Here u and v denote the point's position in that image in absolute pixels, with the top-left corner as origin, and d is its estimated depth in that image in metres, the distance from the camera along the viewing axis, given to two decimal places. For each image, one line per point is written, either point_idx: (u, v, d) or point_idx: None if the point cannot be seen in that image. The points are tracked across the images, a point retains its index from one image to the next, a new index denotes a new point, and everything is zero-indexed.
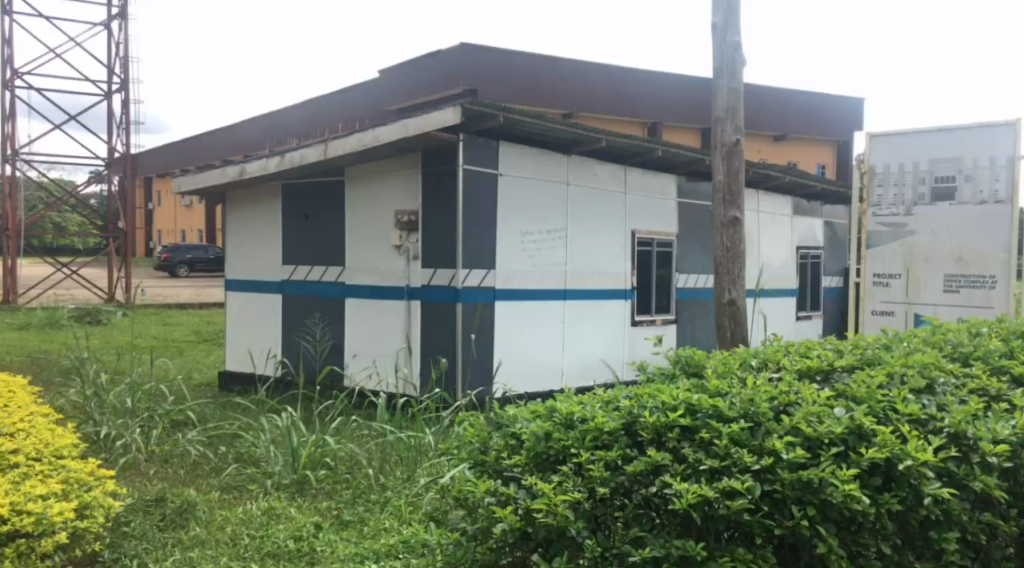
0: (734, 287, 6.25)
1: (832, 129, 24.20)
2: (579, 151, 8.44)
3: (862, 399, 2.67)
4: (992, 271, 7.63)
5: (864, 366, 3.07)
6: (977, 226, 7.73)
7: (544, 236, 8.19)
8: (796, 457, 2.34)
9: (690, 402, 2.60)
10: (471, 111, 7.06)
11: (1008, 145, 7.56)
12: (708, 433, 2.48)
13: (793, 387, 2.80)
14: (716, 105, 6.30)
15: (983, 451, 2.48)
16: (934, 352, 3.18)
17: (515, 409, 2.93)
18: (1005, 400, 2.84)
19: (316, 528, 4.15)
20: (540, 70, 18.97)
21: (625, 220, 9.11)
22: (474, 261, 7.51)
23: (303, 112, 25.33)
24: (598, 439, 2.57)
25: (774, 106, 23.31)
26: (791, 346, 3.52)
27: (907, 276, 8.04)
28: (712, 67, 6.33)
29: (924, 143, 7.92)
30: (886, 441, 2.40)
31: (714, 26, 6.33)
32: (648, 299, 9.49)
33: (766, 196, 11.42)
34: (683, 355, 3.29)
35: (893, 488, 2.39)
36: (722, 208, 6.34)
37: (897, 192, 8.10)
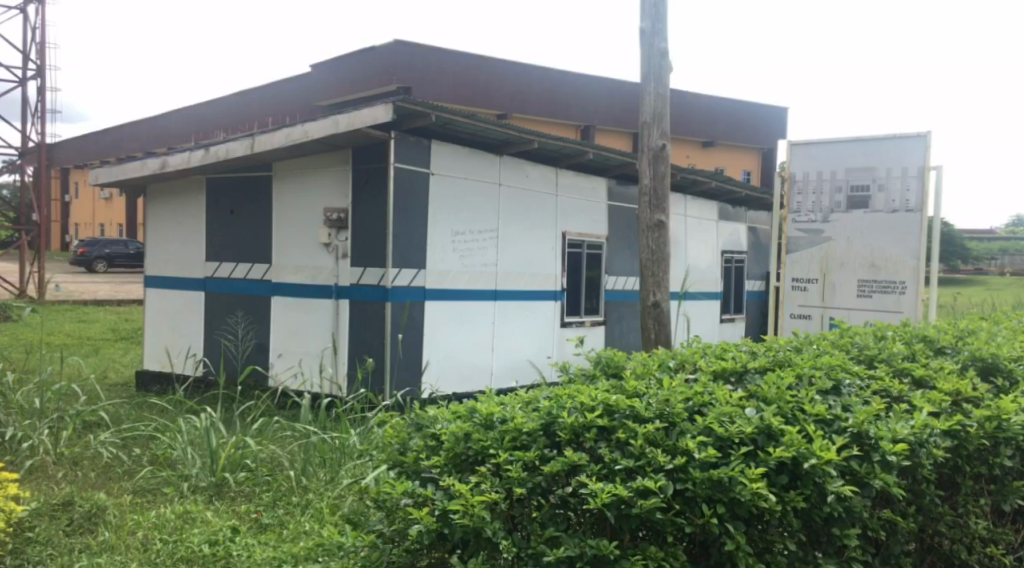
0: (658, 290, 6.37)
1: (756, 138, 24.91)
2: (512, 153, 8.47)
3: (772, 400, 2.77)
4: (902, 277, 7.96)
5: (775, 368, 3.17)
6: (889, 233, 8.06)
7: (475, 237, 8.19)
8: (707, 456, 2.41)
9: (608, 402, 2.67)
10: (403, 109, 7.01)
11: (919, 155, 7.88)
12: (625, 433, 2.54)
13: (708, 388, 2.88)
14: (644, 110, 6.41)
15: (883, 450, 2.56)
16: (841, 354, 3.30)
17: (435, 410, 2.92)
18: (909, 400, 2.95)
19: (234, 531, 4.06)
20: (474, 70, 18.95)
21: (555, 222, 9.18)
22: (403, 260, 7.45)
23: (230, 104, 24.74)
24: (517, 439, 2.59)
25: (704, 111, 23.75)
26: (708, 347, 3.60)
27: (823, 281, 8.37)
28: (640, 72, 6.43)
29: (841, 152, 8.29)
30: (793, 440, 2.49)
31: (641, 32, 6.43)
32: (577, 300, 9.60)
33: (693, 201, 11.67)
34: (604, 357, 3.32)
35: (798, 486, 2.47)
36: (647, 211, 6.43)
37: (815, 199, 8.46)
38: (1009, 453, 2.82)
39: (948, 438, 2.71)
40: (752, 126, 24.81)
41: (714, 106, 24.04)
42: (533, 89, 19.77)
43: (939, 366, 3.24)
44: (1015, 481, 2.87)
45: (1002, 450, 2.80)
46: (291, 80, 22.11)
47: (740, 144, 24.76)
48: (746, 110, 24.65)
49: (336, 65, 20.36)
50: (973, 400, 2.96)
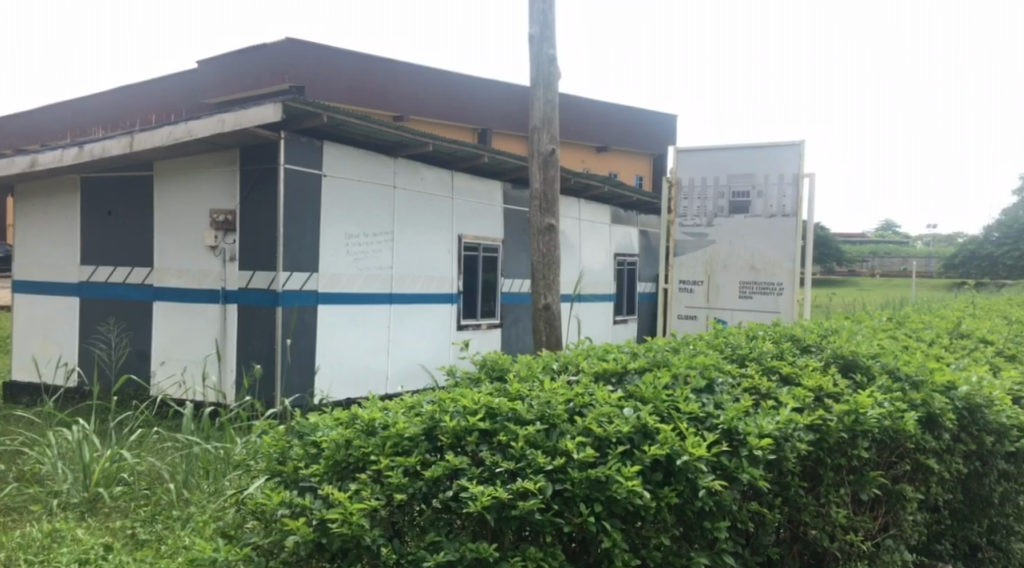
0: (549, 292, 6.46)
1: (647, 144, 25.64)
2: (406, 155, 8.41)
3: (649, 399, 2.88)
4: (780, 279, 8.40)
5: (653, 368, 3.28)
6: (767, 237, 8.47)
7: (369, 240, 8.08)
8: (586, 456, 2.47)
9: (490, 406, 2.70)
10: (292, 108, 6.85)
11: (794, 163, 8.32)
12: (506, 435, 2.57)
13: (588, 389, 2.96)
14: (534, 115, 6.49)
15: (750, 445, 2.67)
16: (716, 354, 3.44)
17: (317, 417, 2.88)
18: (777, 396, 3.10)
19: (106, 549, 3.86)
20: (368, 70, 18.46)
21: (451, 225, 9.17)
22: (294, 263, 7.27)
23: (109, 100, 23.56)
24: (398, 444, 2.58)
25: (599, 116, 24.26)
26: (592, 349, 3.68)
27: (708, 283, 8.75)
28: (529, 78, 6.50)
29: (723, 159, 8.66)
30: (667, 438, 2.59)
31: (531, 38, 6.52)
32: (473, 303, 9.63)
33: (586, 205, 11.90)
34: (489, 360, 3.34)
35: (672, 482, 2.56)
36: (538, 215, 6.51)
37: (700, 205, 8.80)
38: (866, 445, 2.98)
39: (810, 432, 2.86)
40: (643, 132, 25.52)
41: (608, 111, 24.58)
42: (429, 92, 19.65)
43: (804, 364, 3.42)
44: (872, 472, 3.03)
45: (860, 443, 2.97)
46: (175, 76, 21.24)
47: (633, 149, 25.42)
48: (638, 117, 25.33)
49: (224, 62, 19.65)
50: (833, 396, 3.15)
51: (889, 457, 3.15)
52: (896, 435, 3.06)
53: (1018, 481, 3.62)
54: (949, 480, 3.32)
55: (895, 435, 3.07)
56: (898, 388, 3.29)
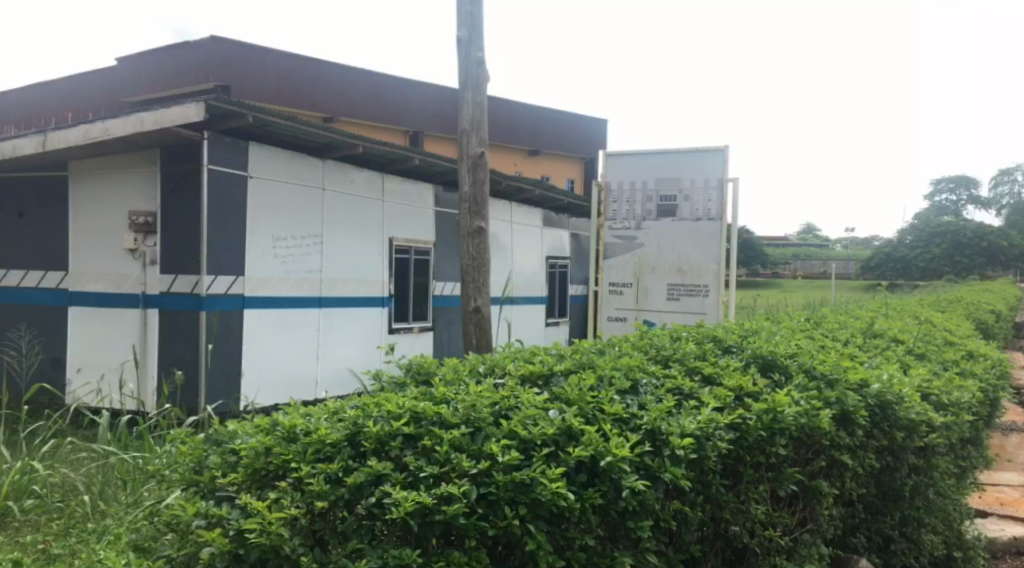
0: (479, 295, 6.44)
1: (578, 148, 25.91)
2: (335, 157, 8.29)
3: (574, 401, 2.90)
4: (706, 281, 8.70)
5: (578, 370, 3.30)
6: (693, 240, 8.77)
7: (297, 243, 7.93)
8: (510, 459, 2.47)
9: (415, 410, 2.68)
10: (215, 108, 6.67)
11: (718, 168, 8.61)
12: (430, 440, 2.55)
13: (514, 392, 2.96)
14: (463, 118, 6.48)
15: (673, 445, 2.71)
16: (640, 355, 3.49)
17: (236, 425, 2.81)
18: (699, 396, 3.15)
19: (16, 564, 3.69)
20: (297, 70, 18.16)
21: (381, 228, 9.07)
22: (219, 266, 7.07)
23: (22, 96, 22.57)
24: (320, 451, 2.53)
25: (531, 120, 24.39)
26: (520, 352, 3.69)
27: (637, 285, 8.98)
28: (458, 80, 6.49)
29: (651, 163, 8.89)
30: (591, 440, 2.61)
31: (459, 40, 6.50)
32: (404, 307, 9.55)
33: (517, 208, 11.94)
34: (415, 364, 3.31)
35: (596, 483, 2.57)
36: (467, 218, 6.50)
37: (629, 208, 9.06)
38: (784, 443, 3.06)
39: (730, 431, 2.92)
40: (575, 136, 25.78)
41: (540, 115, 24.73)
42: (359, 93, 19.44)
43: (725, 364, 3.49)
44: (789, 468, 3.12)
45: (778, 440, 3.04)
46: (93, 73, 20.48)
47: (564, 153, 25.65)
48: (569, 121, 25.57)
49: (145, 59, 19.04)
50: (752, 395, 3.22)
51: (806, 454, 3.23)
52: (812, 433, 3.15)
53: (927, 475, 3.76)
54: (862, 475, 3.43)
55: (811, 433, 3.16)
56: (814, 386, 3.39)
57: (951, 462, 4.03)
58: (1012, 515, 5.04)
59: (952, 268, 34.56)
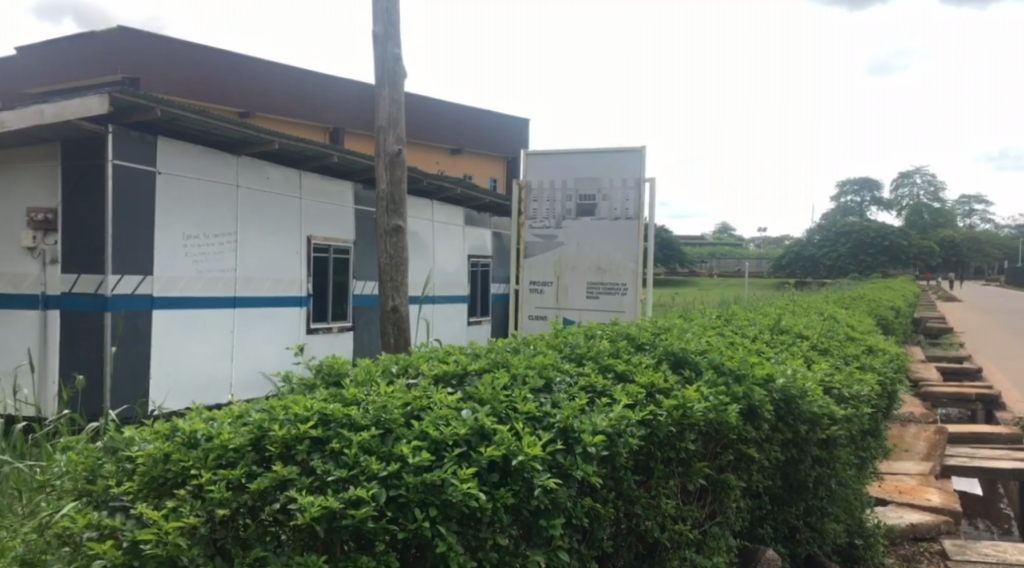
0: (397, 294, 6.36)
1: (500, 147, 25.95)
2: (250, 153, 8.05)
3: (487, 401, 2.89)
4: (624, 280, 8.88)
5: (493, 368, 3.28)
6: (612, 239, 8.92)
7: (210, 241, 7.67)
8: (421, 460, 2.43)
9: (324, 413, 2.62)
10: (121, 101, 6.39)
11: (635, 169, 8.77)
12: (339, 443, 2.50)
13: (427, 392, 2.92)
14: (380, 114, 6.39)
15: (584, 442, 2.72)
16: (554, 354, 3.50)
17: (134, 430, 2.70)
18: (611, 393, 3.17)
19: None
20: (212, 62, 17.64)
21: (299, 226, 8.86)
22: (125, 266, 6.79)
23: None
24: (222, 457, 2.44)
25: (452, 118, 24.28)
26: (434, 351, 3.65)
27: (557, 284, 9.10)
28: (374, 77, 6.40)
29: (570, 163, 9.01)
30: (503, 440, 2.60)
31: (375, 36, 6.41)
32: (323, 306, 9.38)
33: (439, 206, 11.86)
34: (325, 364, 3.23)
35: (508, 482, 2.55)
36: (385, 216, 6.41)
37: (549, 207, 9.16)
38: (693, 438, 3.12)
39: (642, 428, 2.95)
40: (497, 135, 25.81)
41: (462, 114, 24.66)
42: (276, 88, 19.03)
43: (638, 362, 3.53)
44: (699, 463, 3.18)
45: (687, 436, 3.10)
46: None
47: (486, 152, 25.64)
48: (492, 120, 25.58)
49: (47, 48, 18.12)
50: (664, 391, 3.27)
51: (714, 449, 3.30)
52: (720, 427, 3.22)
53: (830, 466, 3.89)
54: (768, 467, 3.53)
55: (719, 428, 3.23)
56: (723, 382, 3.47)
57: (852, 453, 4.18)
58: (909, 502, 5.28)
59: (857, 267, 36.11)
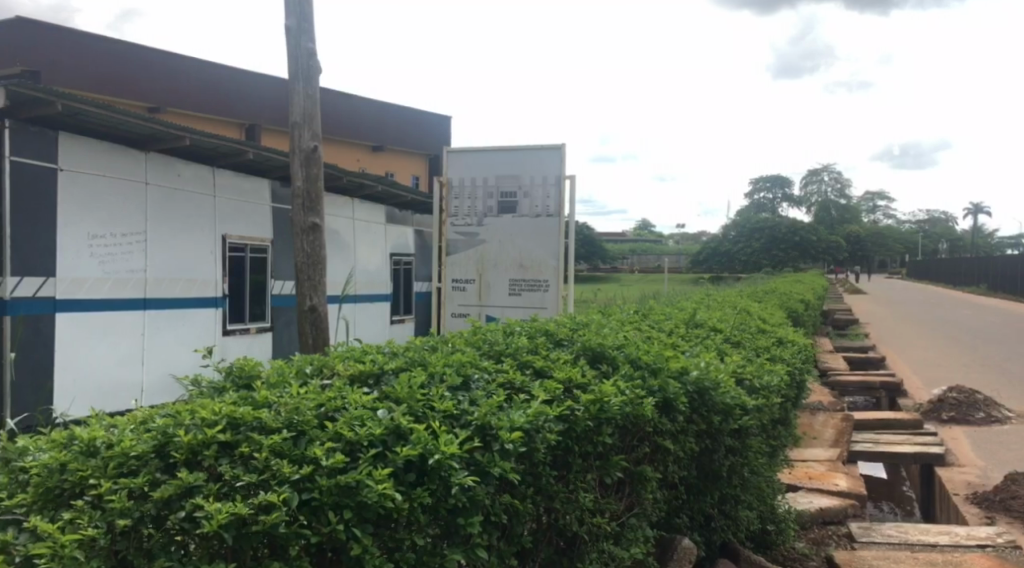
0: (315, 294, 6.24)
1: (421, 145, 25.76)
2: (160, 149, 7.75)
3: (403, 400, 2.85)
4: (545, 276, 8.96)
5: (410, 367, 3.24)
6: (533, 236, 8.98)
7: (118, 241, 7.37)
8: (334, 462, 2.38)
9: (233, 416, 2.56)
10: (18, 94, 6.07)
11: (555, 166, 8.84)
12: (249, 447, 2.43)
13: (342, 393, 2.87)
14: (294, 110, 6.25)
15: (501, 439, 2.71)
16: (472, 351, 3.49)
17: (29, 440, 2.58)
18: (529, 389, 3.18)
19: None
20: (119, 56, 16.94)
21: (214, 224, 8.59)
22: (25, 267, 6.47)
23: None
24: (123, 465, 2.36)
25: (372, 115, 23.97)
26: (350, 351, 3.58)
27: (479, 281, 9.12)
28: (288, 71, 6.27)
29: (491, 161, 9.02)
30: (420, 438, 2.57)
31: (288, 31, 6.28)
32: (240, 306, 9.13)
33: (359, 204, 11.68)
34: (235, 367, 3.14)
35: (425, 482, 2.52)
36: (301, 214, 6.27)
37: (470, 204, 9.15)
38: (610, 432, 3.15)
39: (559, 423, 2.97)
40: (418, 133, 25.61)
41: (383, 111, 24.38)
42: (187, 82, 18.43)
43: (556, 357, 3.55)
44: (616, 456, 3.21)
45: (604, 429, 3.13)
46: None
47: (408, 149, 25.41)
48: (412, 117, 25.37)
49: None
50: (581, 386, 3.30)
51: (631, 442, 3.35)
52: (636, 420, 3.26)
53: (742, 454, 4.00)
54: (683, 458, 3.61)
55: (635, 421, 3.27)
56: (639, 376, 3.53)
57: (763, 442, 4.31)
58: (819, 487, 5.49)
59: (770, 262, 37.36)
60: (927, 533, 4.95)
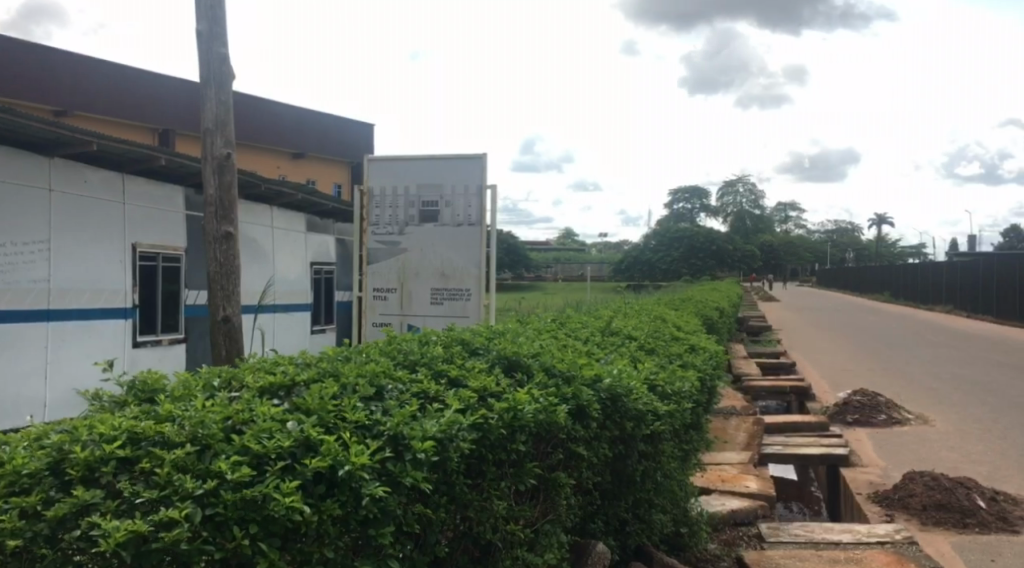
0: (228, 303, 6.08)
1: (343, 153, 25.46)
2: (65, 154, 7.43)
3: (313, 411, 2.82)
4: (467, 285, 8.97)
5: (322, 378, 3.20)
6: (454, 245, 8.99)
7: (20, 251, 7.05)
8: (240, 476, 2.33)
9: (133, 431, 2.51)
10: None
11: (476, 176, 8.87)
12: (149, 462, 2.38)
13: (250, 405, 2.82)
14: (205, 116, 6.11)
15: (413, 449, 2.69)
16: (386, 361, 3.47)
17: None
18: (443, 399, 3.18)
19: None
20: (21, 56, 16.23)
21: (123, 233, 8.30)
22: None
23: None
24: (14, 484, 2.30)
25: (292, 121, 23.56)
26: (262, 362, 3.52)
27: (401, 290, 9.08)
28: (199, 77, 6.13)
29: (412, 169, 8.99)
30: (330, 450, 2.54)
31: (199, 35, 6.14)
32: (152, 317, 8.84)
33: (278, 212, 11.45)
34: (139, 380, 3.04)
35: (335, 494, 2.48)
36: (213, 222, 6.12)
37: (392, 213, 9.11)
38: (524, 439, 3.17)
39: (473, 431, 2.97)
40: (340, 140, 25.30)
41: (303, 118, 24.00)
42: (96, 85, 17.80)
43: (471, 366, 3.56)
44: (529, 463, 3.24)
45: (518, 437, 3.14)
46: None
47: (329, 157, 25.06)
48: (334, 125, 25.06)
49: None
50: (495, 395, 3.32)
51: (545, 449, 3.38)
52: (550, 427, 3.29)
53: (655, 459, 4.09)
54: (597, 463, 3.66)
55: (550, 428, 3.30)
56: (553, 384, 3.57)
57: (675, 447, 4.41)
58: (730, 490, 5.65)
59: (689, 271, 38.27)
60: (831, 532, 5.14)
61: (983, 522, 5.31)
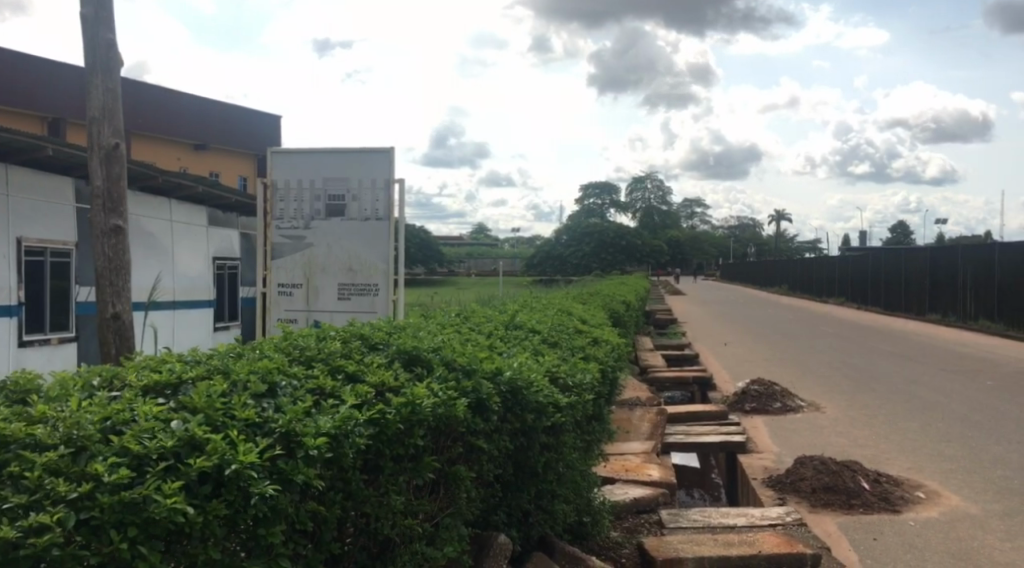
0: (118, 300, 5.81)
1: (249, 146, 24.75)
2: None
3: (201, 409, 2.72)
4: (375, 280, 8.85)
5: (212, 375, 3.10)
6: (361, 239, 8.85)
7: None
8: (118, 478, 2.23)
9: (1, 434, 2.38)
10: None
11: (384, 169, 8.74)
12: (19, 466, 2.25)
13: (132, 405, 2.70)
14: (92, 104, 5.83)
15: (305, 446, 2.63)
16: (281, 357, 3.39)
17: None
18: (339, 394, 3.13)
19: None
20: None
21: (8, 226, 7.85)
22: None
23: None
24: None
25: (194, 112, 22.78)
26: (148, 360, 3.38)
27: (307, 286, 8.94)
28: (85, 63, 5.84)
29: (317, 162, 8.80)
30: (217, 448, 2.46)
31: (84, 19, 5.87)
32: (39, 315, 8.42)
33: (177, 205, 11.03)
34: (12, 380, 2.89)
35: (222, 493, 2.40)
36: (101, 216, 5.84)
37: (296, 207, 8.93)
38: (422, 434, 3.14)
39: (369, 427, 2.92)
40: (246, 132, 24.59)
41: (206, 109, 23.22)
42: None
43: (369, 361, 3.52)
44: (428, 458, 3.21)
45: (416, 431, 3.11)
46: None
47: (234, 150, 24.32)
48: (239, 117, 24.33)
49: None
50: (393, 390, 3.28)
51: (444, 443, 3.37)
52: (449, 421, 3.28)
53: (557, 450, 4.13)
54: (497, 456, 3.67)
55: (448, 422, 3.29)
56: (453, 377, 3.56)
57: (577, 437, 4.47)
58: (633, 478, 5.78)
59: (599, 266, 38.88)
60: (727, 516, 5.33)
61: (867, 503, 5.60)
